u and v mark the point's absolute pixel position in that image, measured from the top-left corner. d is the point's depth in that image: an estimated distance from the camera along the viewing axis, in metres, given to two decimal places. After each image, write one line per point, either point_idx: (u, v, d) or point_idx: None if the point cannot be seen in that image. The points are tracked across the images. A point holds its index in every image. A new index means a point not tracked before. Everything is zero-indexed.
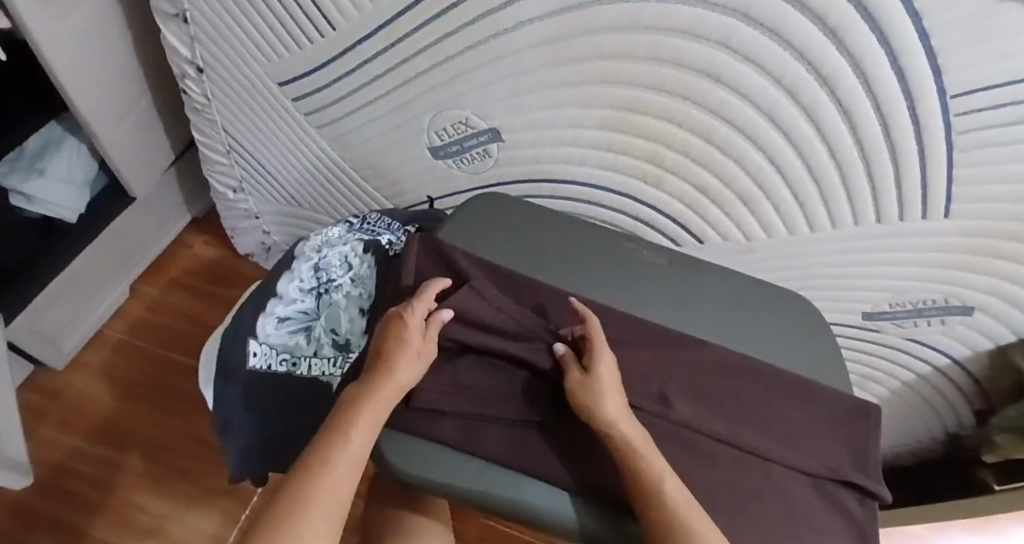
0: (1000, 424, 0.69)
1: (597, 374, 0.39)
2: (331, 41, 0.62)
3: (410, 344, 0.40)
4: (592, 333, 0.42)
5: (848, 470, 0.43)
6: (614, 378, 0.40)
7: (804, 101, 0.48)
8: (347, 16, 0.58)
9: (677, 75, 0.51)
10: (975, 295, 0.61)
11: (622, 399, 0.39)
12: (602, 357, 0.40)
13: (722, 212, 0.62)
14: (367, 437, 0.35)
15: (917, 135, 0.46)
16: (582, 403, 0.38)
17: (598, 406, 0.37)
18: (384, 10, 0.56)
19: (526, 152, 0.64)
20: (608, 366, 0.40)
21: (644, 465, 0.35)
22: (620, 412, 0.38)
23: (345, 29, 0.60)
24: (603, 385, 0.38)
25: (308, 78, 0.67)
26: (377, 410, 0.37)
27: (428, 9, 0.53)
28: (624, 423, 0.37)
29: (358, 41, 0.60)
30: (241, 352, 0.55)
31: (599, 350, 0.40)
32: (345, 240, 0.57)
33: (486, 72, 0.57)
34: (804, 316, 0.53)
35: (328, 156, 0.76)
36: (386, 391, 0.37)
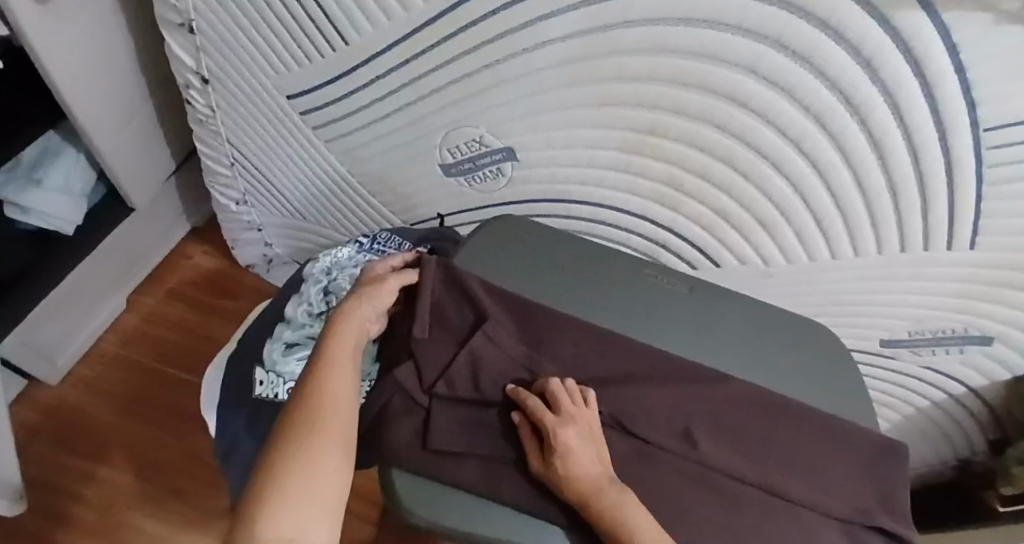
0: (1017, 456, 0.71)
1: (567, 469, 0.36)
2: (343, 56, 0.60)
3: (373, 290, 0.46)
4: (541, 413, 0.38)
5: (878, 515, 0.41)
6: (580, 458, 0.37)
7: (833, 130, 0.47)
8: (362, 29, 0.56)
9: (702, 100, 0.49)
10: (995, 326, 0.60)
11: (597, 471, 0.37)
12: (559, 445, 0.37)
13: (741, 237, 0.61)
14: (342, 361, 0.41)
15: (948, 168, 0.45)
16: (562, 492, 0.36)
17: (586, 478, 0.36)
18: (400, 27, 0.54)
19: (541, 172, 0.63)
20: (573, 450, 0.37)
21: (632, 528, 0.34)
22: (601, 480, 0.36)
23: (359, 45, 0.58)
24: (570, 479, 0.36)
25: (319, 91, 0.65)
26: (348, 371, 0.40)
27: (446, 26, 0.52)
28: (608, 492, 0.36)
29: (371, 57, 0.59)
30: (247, 380, 0.51)
31: (557, 438, 0.37)
32: (355, 261, 0.55)
33: (504, 91, 0.55)
34: (830, 351, 0.51)
35: (336, 170, 0.74)
36: (349, 349, 0.42)
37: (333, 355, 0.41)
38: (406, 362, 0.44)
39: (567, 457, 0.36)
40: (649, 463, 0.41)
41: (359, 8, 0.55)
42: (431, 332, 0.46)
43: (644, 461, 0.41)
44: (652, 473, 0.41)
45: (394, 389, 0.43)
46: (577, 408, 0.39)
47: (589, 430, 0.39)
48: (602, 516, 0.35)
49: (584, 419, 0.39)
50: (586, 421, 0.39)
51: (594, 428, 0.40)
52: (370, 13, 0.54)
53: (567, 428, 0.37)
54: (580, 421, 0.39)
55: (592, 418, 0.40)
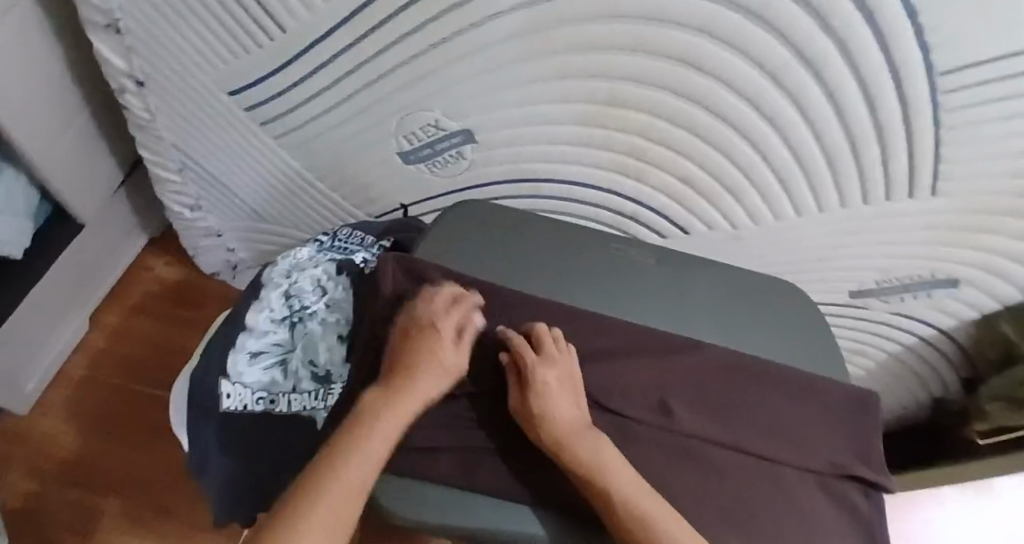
0: (990, 393, 0.72)
1: (544, 406, 0.37)
2: (281, 46, 0.57)
3: (439, 356, 0.39)
4: (525, 354, 0.39)
5: (853, 465, 0.42)
6: (559, 399, 0.38)
7: (789, 87, 0.46)
8: (299, 15, 0.53)
9: (660, 66, 0.48)
10: (961, 268, 0.61)
11: (574, 415, 0.38)
12: (540, 381, 0.37)
13: (707, 202, 0.61)
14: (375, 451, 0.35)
15: (904, 115, 0.45)
16: (540, 433, 0.37)
17: (561, 421, 0.37)
18: (337, 11, 0.51)
19: (502, 151, 0.61)
20: (552, 389, 0.38)
21: (608, 471, 0.35)
22: (575, 424, 0.37)
23: (295, 32, 0.55)
24: (550, 417, 0.37)
25: (261, 85, 0.62)
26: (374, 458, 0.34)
27: (386, 9, 0.49)
28: (581, 438, 0.36)
29: (309, 47, 0.56)
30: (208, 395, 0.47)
31: (538, 375, 0.38)
32: (315, 262, 0.51)
33: (456, 71, 0.53)
34: (800, 310, 0.52)
35: (289, 167, 0.71)
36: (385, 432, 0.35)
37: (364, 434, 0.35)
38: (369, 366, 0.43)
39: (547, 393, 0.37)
40: (626, 438, 0.41)
41: None
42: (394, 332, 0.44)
43: (621, 436, 0.41)
44: (629, 445, 0.41)
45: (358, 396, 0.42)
46: (559, 354, 0.41)
47: (568, 375, 0.40)
48: (579, 462, 0.35)
49: (566, 365, 0.40)
50: (566, 367, 0.40)
51: (574, 377, 0.40)
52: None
53: (548, 368, 0.38)
54: (561, 367, 0.40)
55: (574, 367, 0.41)
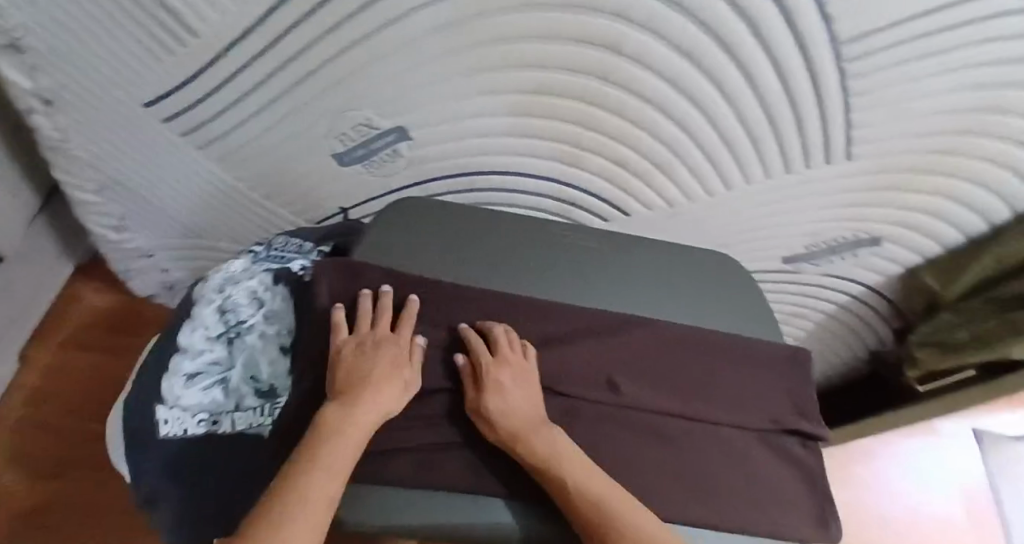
0: (920, 339, 0.76)
1: (498, 403, 0.38)
2: (185, 58, 0.52)
3: (394, 369, 0.40)
4: (481, 355, 0.41)
5: (790, 419, 0.45)
6: (512, 398, 0.39)
7: (706, 65, 0.47)
8: (198, 30, 0.48)
9: (585, 54, 0.47)
10: (880, 226, 0.65)
11: (525, 413, 0.39)
12: (495, 382, 0.39)
13: (642, 183, 0.62)
14: (341, 463, 0.34)
15: (814, 86, 0.48)
16: (494, 430, 0.38)
17: (515, 417, 0.38)
18: (245, 15, 0.46)
19: (439, 147, 0.59)
20: (506, 388, 0.39)
21: (561, 463, 0.36)
22: (525, 420, 0.38)
23: (203, 41, 0.50)
24: (501, 415, 0.38)
25: (172, 97, 0.57)
26: (339, 472, 0.34)
27: (291, 15, 0.45)
28: (532, 433, 0.37)
29: (217, 57, 0.51)
30: (148, 423, 0.45)
31: (492, 375, 0.39)
32: (250, 273, 0.49)
33: (384, 65, 0.49)
34: (735, 278, 0.54)
35: (220, 180, 0.68)
36: (350, 445, 0.35)
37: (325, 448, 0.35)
38: (309, 376, 0.42)
39: (502, 393, 0.38)
40: (576, 417, 0.42)
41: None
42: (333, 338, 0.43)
43: (569, 416, 0.42)
44: (579, 425, 0.42)
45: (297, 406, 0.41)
46: (514, 355, 0.42)
47: (522, 375, 0.41)
48: (534, 456, 0.36)
49: (520, 365, 0.41)
50: (520, 368, 0.41)
51: (529, 376, 0.41)
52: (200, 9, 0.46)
53: (504, 369, 0.40)
54: (516, 367, 0.41)
55: (528, 368, 0.42)
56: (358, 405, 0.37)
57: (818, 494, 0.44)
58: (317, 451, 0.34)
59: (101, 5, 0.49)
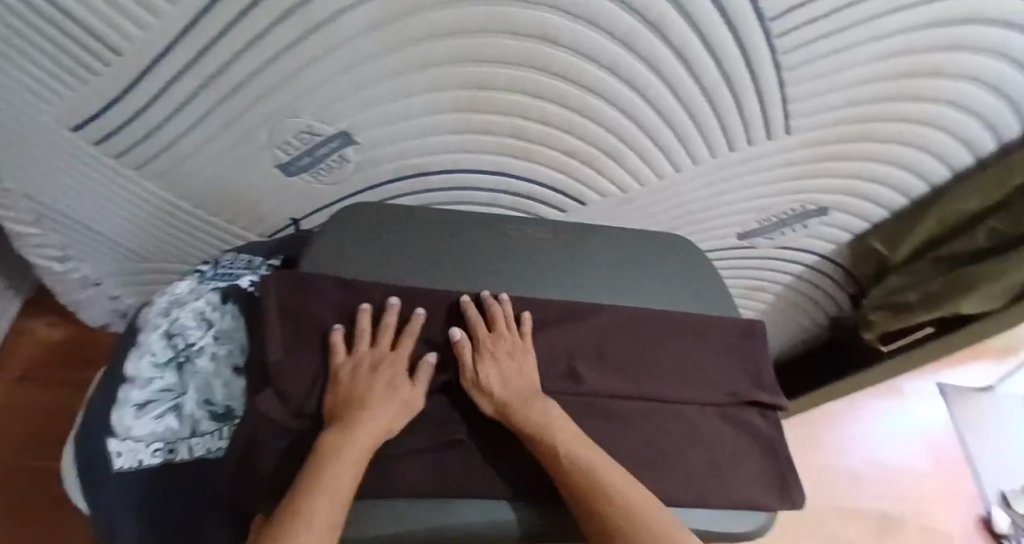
0: (871, 303, 0.79)
1: (494, 373, 0.40)
2: (109, 78, 0.49)
3: (393, 389, 0.39)
4: (478, 331, 0.43)
5: (750, 392, 0.47)
6: (509, 369, 0.41)
7: (641, 50, 0.48)
8: (116, 49, 0.46)
9: (522, 46, 0.47)
10: (827, 196, 0.67)
11: (520, 384, 0.41)
12: (494, 353, 0.42)
13: (593, 171, 0.62)
14: (345, 483, 0.33)
15: (747, 63, 0.49)
16: (489, 398, 0.40)
17: (509, 389, 0.40)
18: (166, 31, 0.44)
19: (386, 150, 0.58)
20: (502, 362, 0.41)
21: (553, 432, 0.38)
22: (518, 391, 0.40)
23: (125, 61, 0.47)
24: (497, 385, 0.40)
25: (99, 120, 0.54)
26: (343, 492, 0.32)
27: (213, 27, 0.43)
28: (525, 403, 0.39)
29: (143, 75, 0.49)
30: (96, 459, 0.42)
31: (489, 347, 0.42)
32: (197, 294, 0.48)
33: (319, 70, 0.48)
34: (688, 257, 0.55)
35: (163, 200, 0.66)
36: (353, 466, 0.34)
37: (328, 468, 0.33)
38: (267, 390, 0.38)
39: (498, 364, 0.41)
40: None
41: (108, 13, 0.43)
42: (286, 350, 0.40)
43: None
44: None
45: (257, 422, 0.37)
46: (512, 333, 0.44)
47: (518, 352, 0.43)
48: (526, 423, 0.38)
49: (517, 342, 0.44)
50: (517, 346, 0.43)
51: (524, 354, 0.44)
52: (116, 27, 0.44)
53: (502, 343, 0.42)
54: (513, 344, 0.43)
55: (525, 345, 0.44)
56: (359, 427, 0.36)
57: (779, 465, 0.45)
58: (320, 471, 0.33)
59: (10, 27, 0.46)
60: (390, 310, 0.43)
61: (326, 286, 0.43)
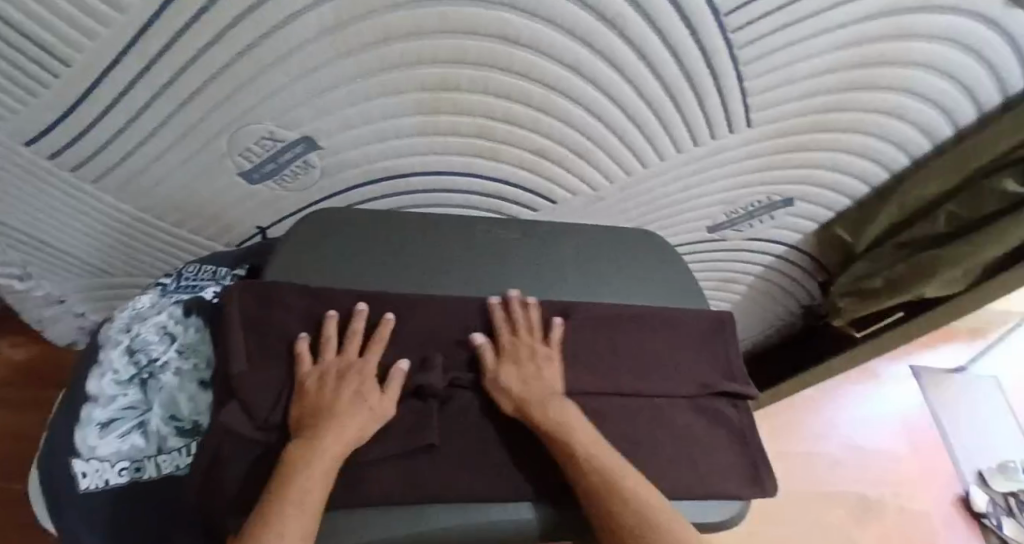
0: (839, 290, 0.82)
1: (518, 373, 0.41)
2: (58, 92, 0.48)
3: (362, 396, 0.39)
4: (502, 333, 0.44)
5: (721, 383, 0.48)
6: (528, 369, 0.42)
7: (601, 48, 0.48)
8: (64, 60, 0.44)
9: (483, 46, 0.47)
10: (791, 187, 0.68)
11: (539, 383, 0.42)
12: (517, 354, 0.43)
13: (562, 169, 0.62)
14: (314, 497, 0.33)
15: (705, 57, 0.50)
16: (508, 396, 0.40)
17: (531, 388, 0.41)
18: (115, 41, 0.43)
19: (351, 154, 0.58)
20: (526, 362, 0.42)
21: (572, 432, 0.39)
22: (538, 390, 0.41)
23: (74, 73, 0.46)
24: (514, 383, 0.41)
25: (51, 134, 0.53)
26: (311, 507, 0.32)
27: (164, 33, 0.42)
28: (547, 402, 0.40)
29: (94, 86, 0.47)
30: (58, 482, 0.40)
31: (514, 349, 0.43)
32: (159, 308, 0.48)
33: (277, 75, 0.47)
34: (655, 251, 0.56)
35: (125, 213, 0.64)
36: (321, 478, 0.34)
37: (296, 483, 0.33)
38: (230, 402, 0.37)
39: (521, 364, 0.42)
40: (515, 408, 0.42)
41: (52, 23, 0.41)
42: (251, 361, 0.39)
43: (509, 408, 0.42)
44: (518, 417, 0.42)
45: (221, 436, 0.36)
46: (532, 335, 0.45)
47: (536, 353, 0.44)
48: (547, 422, 0.39)
49: (537, 344, 0.45)
50: (537, 347, 0.44)
51: (544, 354, 0.45)
52: (62, 37, 0.42)
53: (525, 346, 0.43)
54: (535, 345, 0.44)
55: (545, 346, 0.45)
56: (326, 435, 0.36)
57: (751, 455, 0.46)
58: (289, 485, 0.32)
59: None
60: (358, 317, 0.42)
61: (293, 296, 0.42)
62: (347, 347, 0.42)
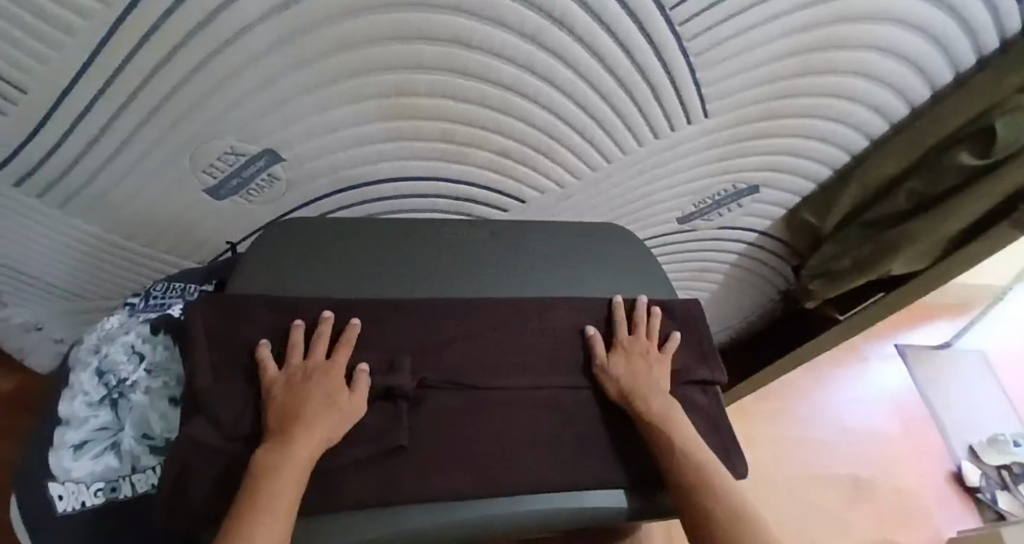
0: (810, 272, 0.83)
1: (628, 367, 0.45)
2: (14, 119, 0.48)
3: (331, 399, 0.39)
4: (620, 330, 0.48)
5: (691, 369, 0.49)
6: (640, 364, 0.46)
7: (553, 46, 0.49)
8: (18, 86, 0.45)
9: (436, 50, 0.48)
10: (755, 174, 0.69)
11: (649, 377, 0.45)
12: (630, 351, 0.47)
13: (528, 168, 0.63)
14: (285, 501, 0.33)
15: (656, 51, 0.51)
16: (617, 386, 0.44)
17: (639, 381, 0.44)
18: (67, 65, 0.43)
19: (316, 164, 0.58)
20: (635, 359, 0.46)
21: (674, 425, 0.42)
22: (647, 383, 0.45)
23: (28, 100, 0.46)
24: (625, 374, 0.44)
25: (12, 162, 0.53)
26: (283, 512, 0.32)
27: (116, 54, 0.42)
28: (651, 396, 0.44)
29: (49, 111, 0.47)
30: (34, 506, 0.41)
31: (628, 347, 0.47)
32: (127, 328, 0.48)
33: (233, 90, 0.48)
34: (621, 243, 0.57)
35: (95, 235, 0.64)
36: (291, 482, 0.33)
37: (269, 487, 0.33)
38: (196, 415, 0.38)
39: (632, 360, 0.46)
40: (488, 405, 0.43)
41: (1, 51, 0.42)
42: (216, 375, 0.40)
43: (482, 406, 0.43)
44: (490, 413, 0.42)
45: (187, 451, 0.36)
46: (647, 334, 0.49)
47: (647, 351, 0.48)
48: (651, 412, 0.43)
49: (648, 342, 0.48)
50: (649, 346, 0.48)
51: (655, 352, 0.48)
52: (14, 65, 0.43)
53: (637, 343, 0.47)
54: (647, 343, 0.48)
55: (654, 344, 0.49)
56: (293, 440, 0.35)
57: (723, 440, 0.47)
58: (261, 490, 0.32)
59: None
60: (324, 324, 0.43)
61: (261, 309, 0.43)
62: (313, 351, 0.42)
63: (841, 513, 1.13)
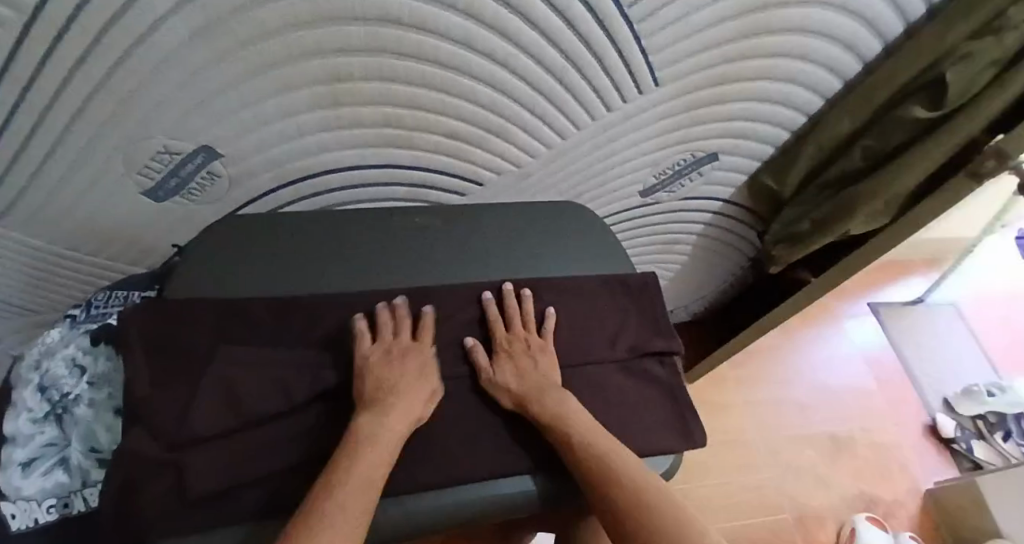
0: (773, 237, 0.83)
1: (514, 371, 0.44)
2: None
3: (416, 382, 0.42)
4: (498, 329, 0.47)
5: (647, 343, 0.50)
6: (523, 365, 0.45)
7: (490, 21, 0.47)
8: None
9: (367, 31, 0.46)
10: (712, 142, 0.69)
11: (537, 378, 0.45)
12: (511, 352, 0.45)
13: (479, 150, 0.62)
14: (379, 465, 0.36)
15: (598, 21, 0.50)
16: (505, 395, 0.44)
17: (526, 383, 0.44)
18: None
19: (257, 159, 0.57)
20: (518, 360, 0.45)
21: (571, 423, 0.42)
22: (535, 384, 0.44)
23: None
24: (512, 380, 0.44)
25: None
26: (377, 473, 0.36)
27: (27, 56, 0.40)
28: (542, 395, 0.43)
29: None
30: None
31: (508, 349, 0.46)
32: (67, 341, 0.46)
33: (157, 86, 0.46)
34: (575, 220, 0.56)
35: (36, 248, 0.62)
36: (386, 449, 0.37)
37: (367, 451, 0.36)
38: (137, 426, 0.37)
39: (516, 361, 0.45)
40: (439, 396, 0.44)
41: None
42: (155, 381, 0.39)
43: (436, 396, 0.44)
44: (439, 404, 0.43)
45: (128, 462, 0.36)
46: (529, 330, 0.48)
47: (531, 347, 0.47)
48: (545, 414, 0.42)
49: (533, 337, 0.48)
50: (533, 342, 0.47)
51: (541, 346, 0.47)
52: None
53: (517, 342, 0.46)
54: (531, 340, 0.47)
55: (540, 339, 0.48)
56: (389, 413, 0.39)
57: (679, 407, 0.49)
58: (357, 454, 0.36)
59: None
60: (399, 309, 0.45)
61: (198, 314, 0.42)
62: (402, 331, 0.45)
63: (818, 471, 1.15)
